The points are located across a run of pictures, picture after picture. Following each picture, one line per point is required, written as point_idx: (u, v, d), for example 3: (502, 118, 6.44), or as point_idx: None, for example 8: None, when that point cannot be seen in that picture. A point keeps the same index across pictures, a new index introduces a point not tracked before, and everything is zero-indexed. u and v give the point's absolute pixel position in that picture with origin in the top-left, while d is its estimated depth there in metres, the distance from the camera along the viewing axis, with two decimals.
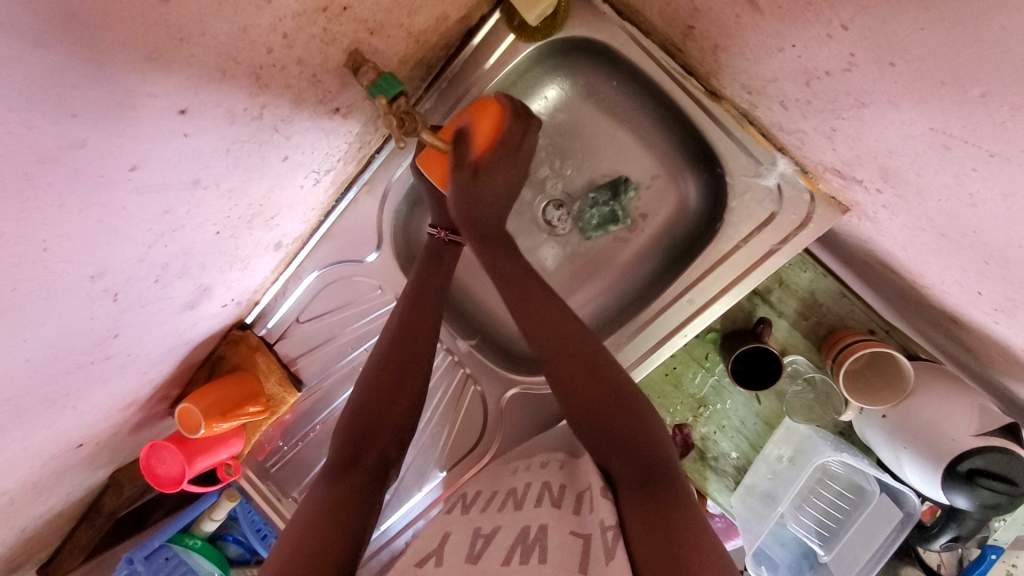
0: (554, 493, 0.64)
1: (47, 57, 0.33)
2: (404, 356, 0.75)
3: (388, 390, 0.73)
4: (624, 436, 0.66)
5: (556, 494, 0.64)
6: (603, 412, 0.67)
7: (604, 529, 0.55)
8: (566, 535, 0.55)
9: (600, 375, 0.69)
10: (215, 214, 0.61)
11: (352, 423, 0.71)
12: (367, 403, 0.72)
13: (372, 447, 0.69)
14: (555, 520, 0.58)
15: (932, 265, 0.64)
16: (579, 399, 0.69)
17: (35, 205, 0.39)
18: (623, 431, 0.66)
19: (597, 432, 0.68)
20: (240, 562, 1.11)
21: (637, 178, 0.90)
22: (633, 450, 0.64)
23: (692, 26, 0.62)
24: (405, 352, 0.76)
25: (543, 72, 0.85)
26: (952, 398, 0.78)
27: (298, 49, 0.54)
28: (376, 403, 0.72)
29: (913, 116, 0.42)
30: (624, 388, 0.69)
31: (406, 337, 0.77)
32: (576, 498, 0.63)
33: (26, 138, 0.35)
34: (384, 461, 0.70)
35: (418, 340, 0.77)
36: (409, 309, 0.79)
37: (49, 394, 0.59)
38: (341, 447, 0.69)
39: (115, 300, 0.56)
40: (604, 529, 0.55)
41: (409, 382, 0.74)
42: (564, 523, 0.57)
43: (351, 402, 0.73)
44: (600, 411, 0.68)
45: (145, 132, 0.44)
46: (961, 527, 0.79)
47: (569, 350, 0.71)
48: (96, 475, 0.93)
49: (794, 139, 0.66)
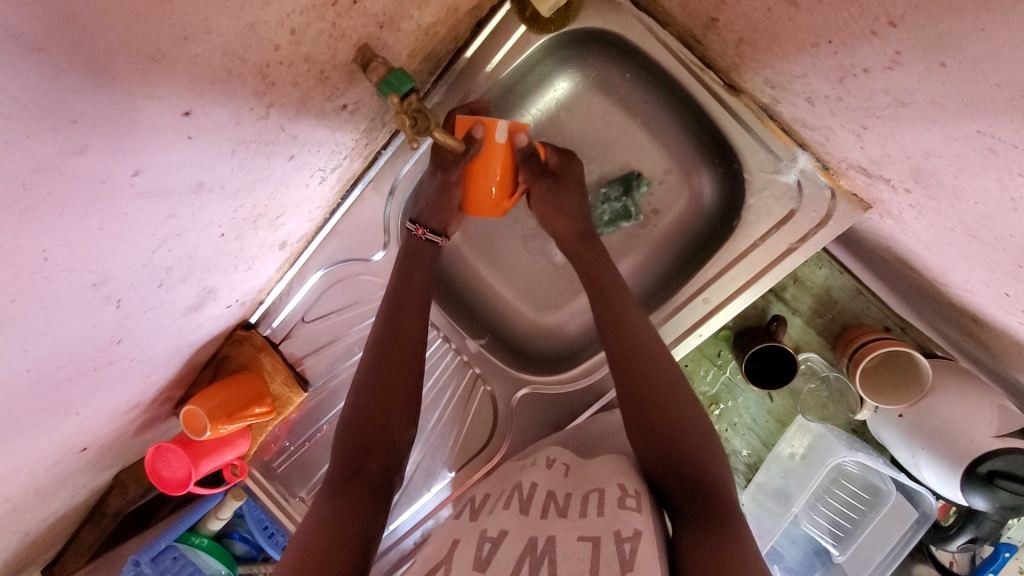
0: (560, 501, 0.64)
1: (43, 62, 0.31)
2: (393, 360, 0.72)
3: (380, 401, 0.70)
4: (663, 420, 0.68)
5: (561, 504, 0.64)
6: (647, 392, 0.69)
7: (620, 537, 0.55)
8: (575, 544, 0.56)
9: (650, 360, 0.71)
10: (219, 217, 0.59)
11: (349, 438, 0.68)
12: (364, 412, 0.69)
13: (373, 458, 0.68)
14: (566, 528, 0.58)
15: (957, 266, 0.62)
16: (626, 378, 0.71)
17: (34, 216, 0.37)
18: (662, 414, 0.68)
19: (644, 428, 0.69)
20: (246, 559, 1.11)
21: (649, 173, 0.87)
22: (664, 438, 0.67)
23: (715, 19, 0.60)
24: (397, 358, 0.73)
25: (554, 64, 0.83)
26: (971, 399, 0.77)
27: (306, 45, 0.52)
28: (370, 428, 0.69)
29: (959, 118, 0.40)
30: (673, 375, 0.70)
31: (394, 342, 0.73)
32: (583, 501, 0.63)
33: (23, 147, 0.33)
34: (385, 470, 0.68)
35: (407, 342, 0.74)
36: (395, 307, 0.76)
37: (53, 402, 0.58)
38: (340, 458, 0.67)
39: (118, 307, 0.55)
40: (621, 540, 0.55)
41: (402, 386, 0.72)
42: (573, 530, 0.58)
43: (347, 406, 0.71)
44: (640, 392, 0.70)
45: (148, 136, 0.42)
46: (979, 529, 0.78)
47: (621, 349, 0.73)
48: (101, 477, 0.91)
49: (818, 136, 0.64)
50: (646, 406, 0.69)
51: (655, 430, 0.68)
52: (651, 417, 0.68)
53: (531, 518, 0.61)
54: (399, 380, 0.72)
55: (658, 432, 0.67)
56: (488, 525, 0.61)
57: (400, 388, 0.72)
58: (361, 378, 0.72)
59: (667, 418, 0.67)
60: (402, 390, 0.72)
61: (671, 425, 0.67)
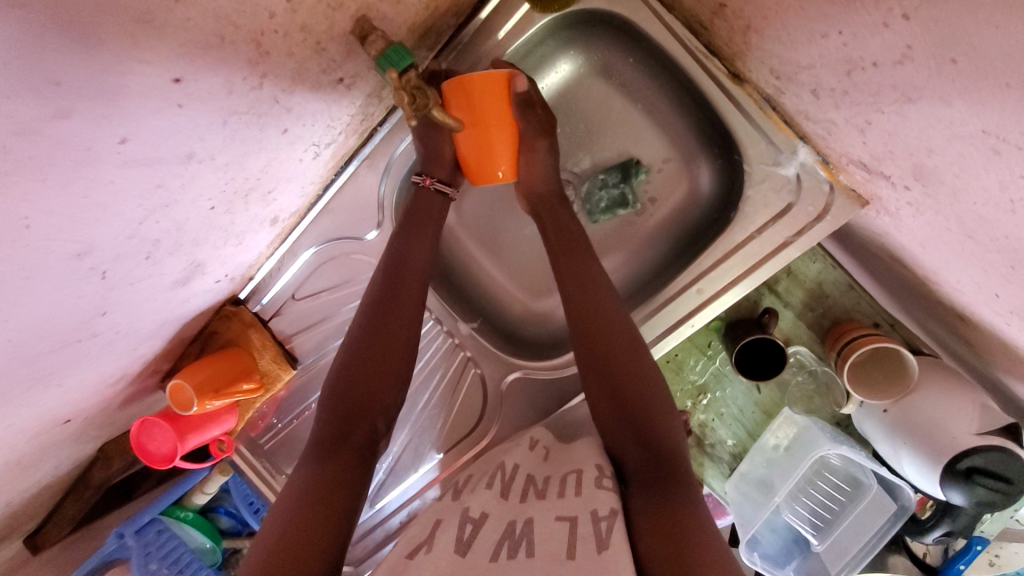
0: (540, 484, 0.65)
1: (25, 18, 0.29)
2: (388, 337, 0.70)
3: (372, 372, 0.69)
4: (630, 409, 0.67)
5: (540, 487, 0.64)
6: (632, 384, 0.68)
7: (596, 517, 0.56)
8: (553, 524, 0.56)
9: (635, 355, 0.69)
10: (209, 189, 0.58)
11: (338, 407, 0.67)
12: (352, 383, 0.68)
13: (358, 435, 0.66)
14: (545, 508, 0.59)
15: (950, 265, 0.62)
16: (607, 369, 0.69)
17: (16, 181, 0.36)
18: (634, 402, 0.67)
19: (620, 417, 0.67)
20: (232, 534, 1.12)
21: (648, 160, 0.87)
22: (635, 424, 0.66)
23: (724, 4, 0.59)
24: (395, 337, 0.71)
25: (556, 45, 0.82)
26: (955, 396, 0.78)
27: (302, 14, 0.51)
28: (358, 396, 0.68)
29: (966, 117, 0.39)
30: (649, 369, 0.69)
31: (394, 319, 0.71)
32: (561, 482, 0.63)
33: (3, 108, 0.31)
34: (371, 440, 0.67)
35: (400, 320, 0.72)
36: (392, 280, 0.73)
37: (34, 373, 0.56)
38: (327, 427, 0.66)
39: (103, 279, 0.54)
40: (597, 519, 0.56)
41: (399, 360, 0.71)
42: (552, 508, 0.59)
43: (333, 379, 0.69)
44: (610, 377, 0.69)
45: (136, 102, 0.40)
46: (954, 523, 0.81)
47: (610, 335, 0.70)
48: (85, 448, 0.91)
49: (819, 129, 0.63)
50: (631, 399, 0.67)
51: (637, 422, 0.66)
52: (630, 405, 0.67)
53: (510, 502, 0.62)
54: (394, 353, 0.70)
55: (639, 421, 0.66)
56: (470, 505, 0.62)
57: (393, 363, 0.70)
58: (348, 353, 0.70)
59: (637, 410, 0.66)
60: (394, 367, 0.70)
61: (652, 415, 0.66)
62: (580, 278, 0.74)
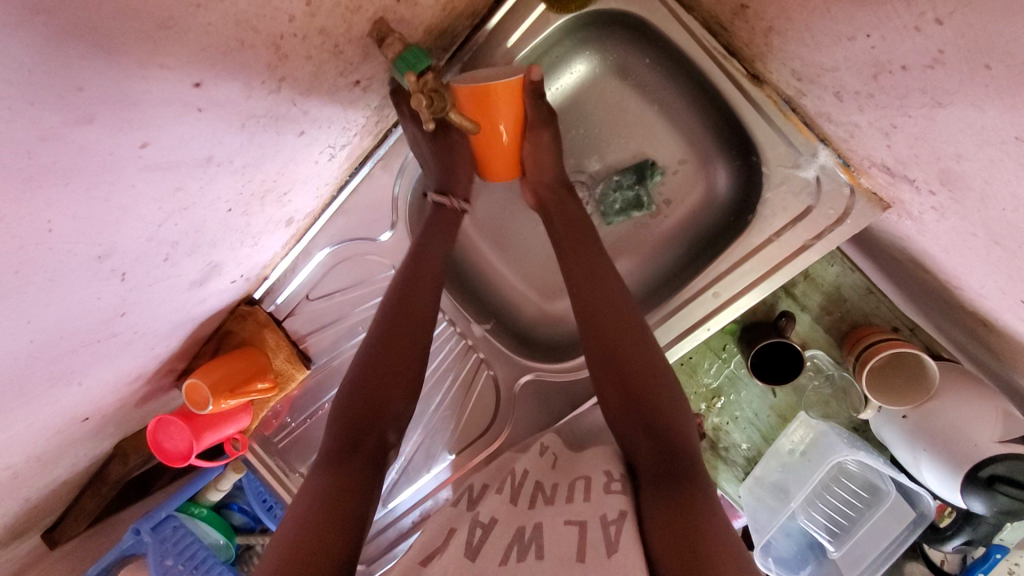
0: (547, 492, 0.65)
1: (51, 26, 0.29)
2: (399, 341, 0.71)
3: (384, 378, 0.69)
4: (639, 401, 0.65)
5: (548, 493, 0.64)
6: (638, 374, 0.66)
7: (605, 521, 0.56)
8: (562, 527, 0.56)
9: (647, 350, 0.68)
10: (226, 191, 0.58)
11: (352, 414, 0.67)
12: (366, 387, 0.68)
13: (371, 435, 0.66)
14: (552, 513, 0.59)
15: (976, 271, 0.61)
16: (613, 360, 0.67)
17: (39, 185, 0.36)
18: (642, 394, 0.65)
19: (629, 409, 0.66)
20: (245, 530, 1.12)
21: (664, 162, 0.86)
22: (643, 415, 0.65)
23: (746, 5, 0.59)
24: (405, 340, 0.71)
25: (572, 45, 0.81)
26: (975, 404, 0.76)
27: (321, 17, 0.51)
28: (375, 398, 0.68)
29: (998, 122, 0.39)
30: (660, 364, 0.67)
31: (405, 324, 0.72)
32: (569, 489, 0.63)
33: (28, 115, 0.32)
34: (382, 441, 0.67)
35: (410, 326, 0.72)
36: (406, 291, 0.74)
37: (54, 372, 0.57)
38: (340, 432, 0.66)
39: (123, 280, 0.54)
40: (606, 523, 0.55)
41: (404, 365, 0.71)
42: (559, 515, 0.58)
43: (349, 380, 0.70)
44: (614, 368, 0.67)
45: (158, 107, 0.41)
46: (975, 532, 0.79)
47: (615, 323, 0.69)
48: (103, 445, 0.92)
49: (842, 132, 0.62)
50: (638, 390, 0.66)
51: (645, 416, 0.65)
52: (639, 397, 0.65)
53: (519, 508, 0.62)
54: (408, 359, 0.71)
55: (647, 411, 0.65)
56: (480, 510, 0.62)
57: (404, 368, 0.70)
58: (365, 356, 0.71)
59: (645, 401, 0.65)
60: (404, 374, 0.70)
61: (660, 405, 0.65)
62: (584, 274, 0.72)
